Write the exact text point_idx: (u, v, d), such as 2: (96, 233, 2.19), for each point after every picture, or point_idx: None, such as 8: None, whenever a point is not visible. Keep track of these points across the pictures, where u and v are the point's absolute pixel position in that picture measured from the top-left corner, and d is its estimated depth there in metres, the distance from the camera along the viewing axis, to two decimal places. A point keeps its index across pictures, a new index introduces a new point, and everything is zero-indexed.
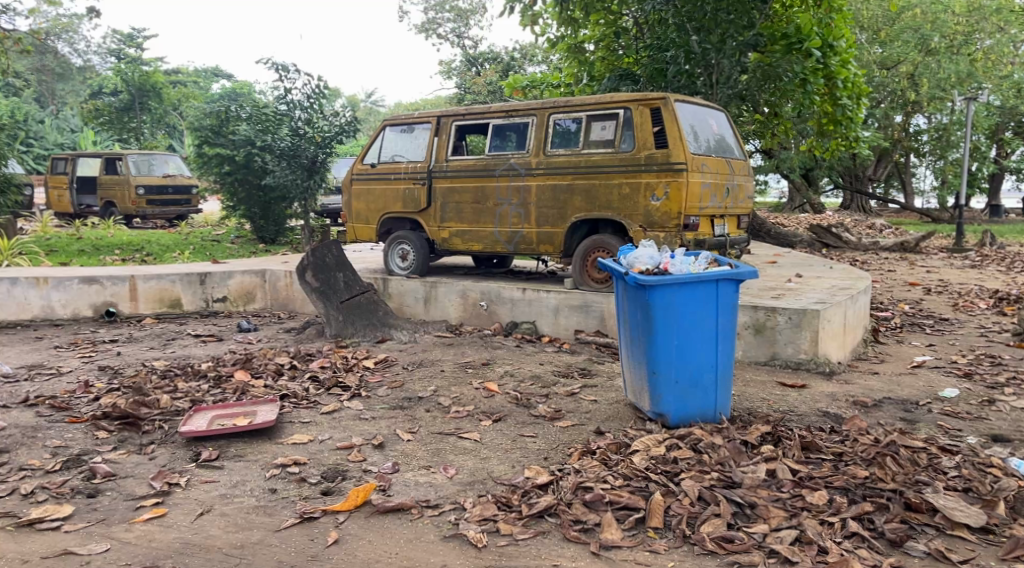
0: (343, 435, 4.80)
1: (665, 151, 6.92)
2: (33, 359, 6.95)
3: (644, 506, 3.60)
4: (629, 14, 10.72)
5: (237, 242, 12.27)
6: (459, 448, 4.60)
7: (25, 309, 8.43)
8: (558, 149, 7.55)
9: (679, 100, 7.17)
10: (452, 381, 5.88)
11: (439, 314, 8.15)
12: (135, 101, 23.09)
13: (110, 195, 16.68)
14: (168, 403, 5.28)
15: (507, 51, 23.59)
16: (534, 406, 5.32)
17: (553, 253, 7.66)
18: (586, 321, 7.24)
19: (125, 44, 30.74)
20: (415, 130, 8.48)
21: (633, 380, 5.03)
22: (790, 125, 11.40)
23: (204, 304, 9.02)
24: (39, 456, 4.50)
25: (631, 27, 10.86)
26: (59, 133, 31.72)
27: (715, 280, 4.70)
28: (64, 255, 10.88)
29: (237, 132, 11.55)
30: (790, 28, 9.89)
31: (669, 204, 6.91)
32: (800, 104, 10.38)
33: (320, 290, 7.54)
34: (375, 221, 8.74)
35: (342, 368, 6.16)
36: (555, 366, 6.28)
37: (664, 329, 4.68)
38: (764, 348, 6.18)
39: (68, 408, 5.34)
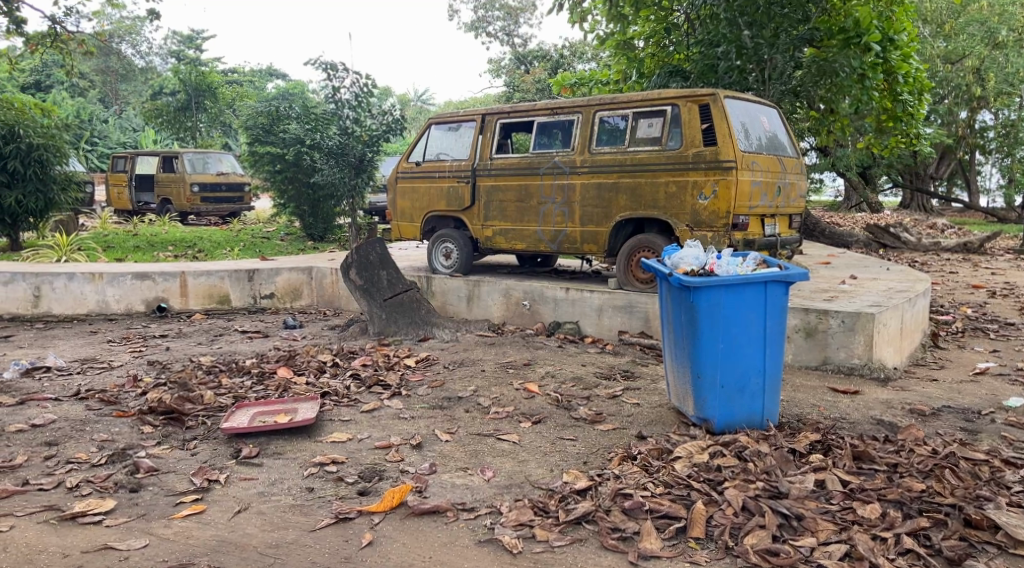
0: (382, 435, 4.78)
1: (714, 149, 6.75)
2: (86, 353, 7.10)
3: (685, 515, 3.49)
4: (679, 10, 10.52)
5: (287, 240, 12.43)
6: (498, 450, 4.54)
7: (82, 304, 8.65)
8: (604, 146, 7.43)
9: (729, 96, 6.98)
10: (493, 381, 5.83)
11: (482, 312, 8.11)
12: (192, 101, 23.63)
13: (166, 193, 17.05)
14: (212, 399, 5.33)
15: (557, 49, 23.49)
16: (575, 409, 5.23)
17: (597, 253, 7.54)
18: (631, 322, 7.12)
19: (185, 46, 31.54)
20: (460, 128, 8.45)
21: (677, 384, 4.90)
22: (847, 122, 11.06)
23: (252, 300, 9.13)
24: (86, 449, 4.57)
25: (681, 23, 10.63)
26: (122, 133, 32.67)
27: (763, 281, 4.55)
28: (120, 251, 11.14)
29: (288, 130, 11.78)
30: (848, 21, 9.46)
31: (717, 203, 6.74)
32: (858, 100, 9.85)
33: (363, 288, 7.55)
34: (419, 219, 8.74)
35: (383, 366, 6.15)
36: (598, 368, 6.18)
37: (709, 332, 4.55)
38: (815, 352, 5.99)
39: (115, 403, 5.42)
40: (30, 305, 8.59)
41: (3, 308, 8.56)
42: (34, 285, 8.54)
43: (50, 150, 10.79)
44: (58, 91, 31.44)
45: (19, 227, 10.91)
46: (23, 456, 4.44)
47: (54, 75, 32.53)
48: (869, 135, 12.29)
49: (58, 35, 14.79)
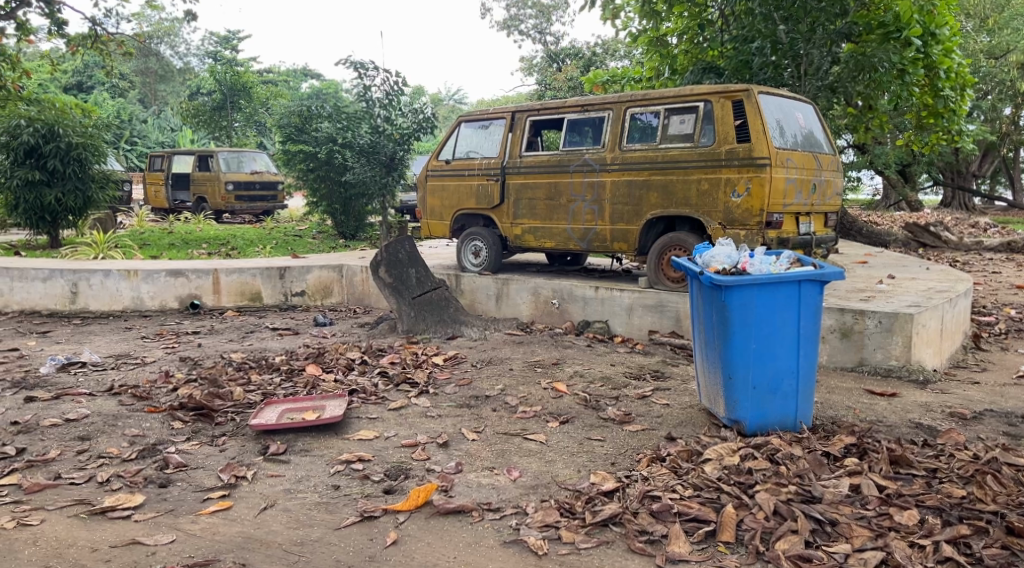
0: (409, 433, 4.76)
1: (747, 146, 6.63)
2: (120, 348, 7.19)
3: (715, 518, 3.41)
4: (714, 6, 10.28)
5: (319, 238, 12.50)
6: (525, 450, 4.49)
7: (117, 300, 8.77)
8: (635, 144, 7.35)
9: (764, 91, 6.86)
10: (521, 380, 5.79)
11: (511, 311, 8.07)
12: (227, 100, 23.94)
13: (201, 191, 17.27)
14: (241, 396, 5.36)
15: (589, 46, 23.39)
16: (604, 409, 5.17)
17: (628, 251, 7.46)
18: (661, 321, 7.03)
19: (221, 47, 31.98)
20: (490, 126, 8.42)
21: (708, 385, 4.82)
22: (885, 119, 10.86)
23: (283, 297, 9.19)
24: (117, 444, 4.61)
25: (716, 19, 10.43)
26: (160, 132, 33.22)
27: (797, 281, 4.45)
28: (155, 249, 11.28)
29: (320, 129, 11.82)
30: (889, 15, 9.21)
31: (750, 201, 6.62)
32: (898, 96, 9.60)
33: (392, 285, 7.55)
34: (449, 217, 8.72)
35: (411, 364, 6.14)
36: (628, 367, 6.11)
37: (740, 332, 4.46)
38: (851, 353, 5.86)
39: (147, 398, 5.47)
40: (68, 301, 8.73)
41: (42, 304, 8.71)
42: (71, 282, 8.68)
43: (88, 149, 10.96)
44: (98, 91, 32.03)
45: (58, 224, 11.11)
46: (57, 450, 4.49)
47: (95, 76, 33.15)
48: (909, 132, 12.06)
49: (98, 37, 15.04)
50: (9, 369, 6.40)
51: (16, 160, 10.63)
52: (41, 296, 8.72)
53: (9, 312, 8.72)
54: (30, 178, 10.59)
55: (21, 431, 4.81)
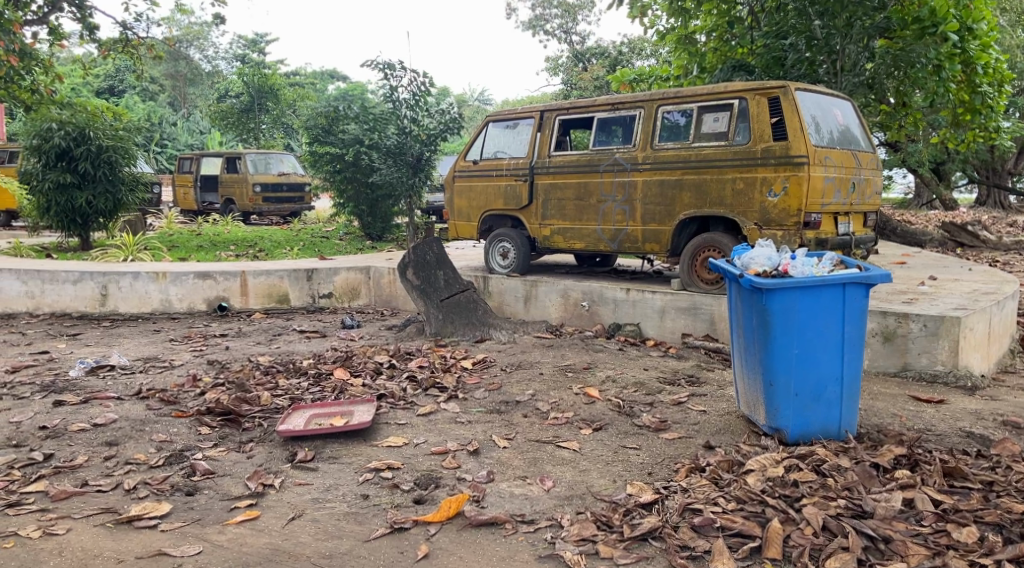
0: (439, 440, 4.65)
1: (784, 144, 6.45)
2: (149, 351, 7.17)
3: (760, 534, 3.26)
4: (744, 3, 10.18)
5: (346, 239, 12.46)
6: (558, 458, 4.36)
7: (146, 302, 8.77)
8: (666, 142, 7.19)
9: (800, 88, 6.67)
10: (552, 385, 5.66)
11: (540, 313, 7.94)
12: (255, 102, 24.09)
13: (229, 193, 17.34)
14: (269, 400, 5.29)
15: (615, 45, 23.19)
16: (638, 415, 5.03)
17: (660, 252, 7.30)
18: (695, 324, 6.87)
19: (249, 49, 32.21)
20: (518, 125, 8.30)
21: (748, 391, 4.67)
22: (920, 116, 10.56)
23: (311, 299, 9.15)
24: (145, 450, 4.55)
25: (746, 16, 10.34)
26: (189, 134, 33.49)
27: (841, 283, 4.28)
28: (184, 251, 11.30)
29: (346, 131, 11.77)
30: (923, 9, 8.74)
31: (788, 201, 6.44)
32: (934, 93, 9.27)
33: (420, 288, 7.47)
34: (476, 218, 8.61)
35: (439, 368, 6.03)
36: (661, 372, 5.95)
37: (782, 338, 4.30)
38: (895, 358, 5.66)
39: (175, 402, 5.42)
40: (97, 303, 8.75)
41: (72, 306, 8.74)
42: (101, 284, 8.70)
43: (118, 152, 11.01)
44: (129, 95, 32.42)
45: (89, 226, 11.17)
46: (84, 456, 4.43)
47: (126, 80, 33.53)
48: (943, 128, 11.82)
49: (128, 41, 15.15)
50: (39, 372, 6.39)
51: (48, 163, 10.70)
52: (71, 298, 8.74)
53: (40, 314, 8.76)
54: (61, 181, 10.66)
55: (49, 436, 4.77)
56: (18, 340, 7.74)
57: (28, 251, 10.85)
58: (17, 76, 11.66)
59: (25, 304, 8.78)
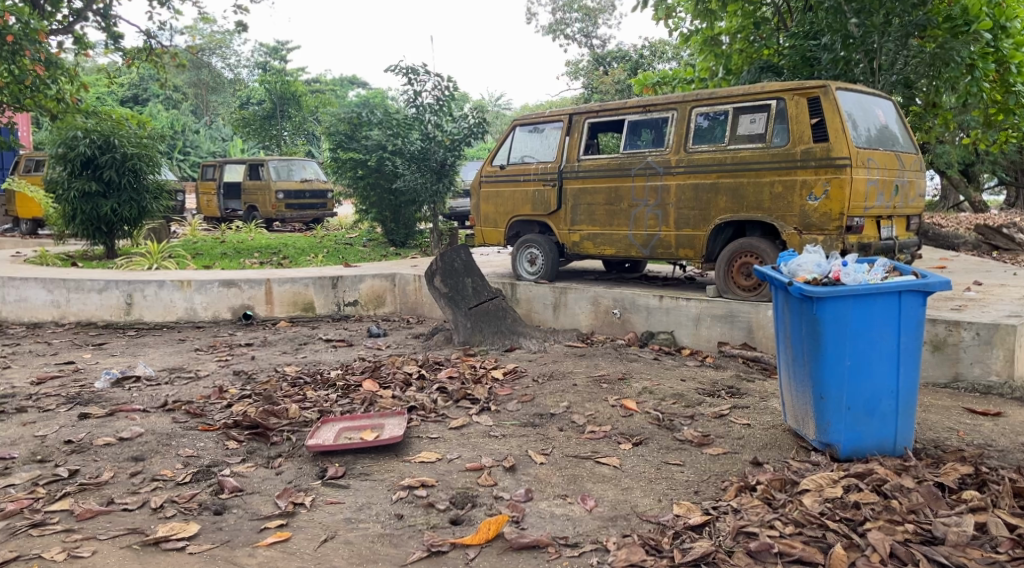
0: (473, 455, 4.49)
1: (825, 145, 6.23)
2: (175, 361, 7.06)
3: (822, 561, 3.07)
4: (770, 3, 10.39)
5: (369, 246, 12.34)
6: (599, 476, 4.18)
7: (171, 311, 8.68)
8: (700, 145, 7.00)
9: (841, 87, 6.45)
10: (586, 397, 5.47)
11: (569, 321, 7.74)
12: (277, 109, 24.15)
13: (253, 200, 17.32)
14: (297, 413, 5.14)
15: (636, 49, 22.94)
16: (679, 430, 4.84)
17: (694, 258, 7.09)
18: (732, 333, 6.66)
19: (271, 57, 32.34)
20: (546, 129, 8.13)
21: (796, 404, 4.47)
22: (950, 117, 10.08)
23: (336, 307, 9.02)
24: (171, 466, 4.42)
25: (772, 17, 10.51)
26: (212, 141, 33.64)
27: (896, 291, 4.07)
28: (208, 258, 11.23)
29: (370, 137, 11.64)
30: (955, 8, 8.61)
31: (829, 204, 6.22)
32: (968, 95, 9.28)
33: (448, 296, 7.31)
34: (504, 224, 8.45)
35: (470, 379, 5.85)
36: (699, 383, 5.75)
37: (833, 348, 4.11)
38: (945, 367, 5.42)
39: (201, 415, 5.30)
40: (123, 313, 8.67)
41: (98, 315, 8.67)
42: (126, 293, 8.63)
43: (143, 160, 10.96)
44: (153, 104, 32.62)
45: (114, 234, 11.14)
46: (110, 472, 4.31)
47: (150, 89, 33.74)
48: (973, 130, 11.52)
49: (152, 49, 15.15)
50: (64, 384, 6.30)
51: (73, 171, 10.68)
52: (96, 307, 8.67)
53: (66, 324, 8.71)
54: (87, 189, 10.62)
55: (74, 451, 4.66)
56: (44, 350, 7.67)
57: (54, 259, 10.82)
58: (44, 85, 11.65)
59: (51, 314, 8.74)
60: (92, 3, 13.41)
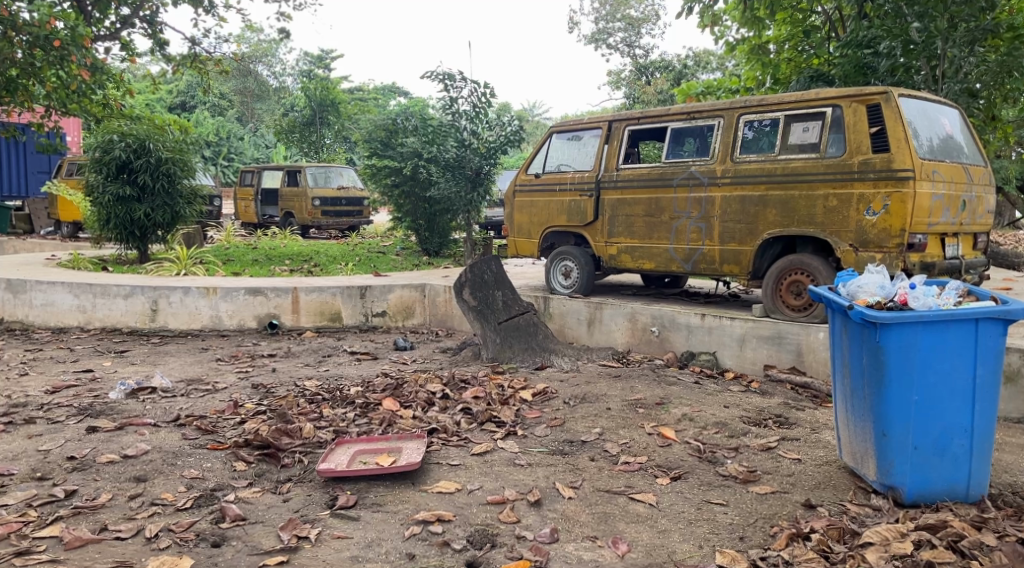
0: (496, 486, 4.13)
1: (886, 156, 5.78)
2: (194, 372, 6.82)
3: None
4: (821, 11, 10.01)
5: (402, 254, 12.07)
6: (633, 514, 3.80)
7: (196, 319, 8.46)
8: (748, 154, 6.59)
9: (904, 94, 5.99)
10: (621, 423, 5.08)
11: (604, 338, 7.34)
12: (317, 116, 24.15)
13: (289, 206, 17.21)
14: (311, 433, 4.83)
15: (679, 59, 22.48)
16: (722, 463, 4.45)
17: (739, 275, 6.67)
18: (780, 355, 6.25)
19: (316, 66, 32.55)
20: (584, 137, 7.78)
21: (853, 441, 4.05)
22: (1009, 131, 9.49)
23: (364, 318, 8.73)
24: (173, 488, 4.14)
25: (822, 24, 10.11)
26: (256, 148, 33.82)
27: (973, 318, 3.64)
28: (239, 265, 11.05)
29: (405, 143, 11.38)
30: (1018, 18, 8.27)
31: (889, 220, 5.77)
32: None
33: (477, 309, 6.92)
34: (537, 235, 8.09)
35: (496, 400, 5.49)
36: (744, 411, 5.33)
37: (899, 381, 3.69)
38: (1019, 402, 4.94)
39: (212, 432, 5.02)
40: (148, 319, 8.47)
41: (123, 321, 8.49)
42: (152, 299, 8.43)
43: (177, 164, 10.82)
44: (199, 110, 32.99)
45: (147, 239, 11.01)
46: (108, 494, 4.04)
47: (197, 96, 34.09)
48: None
49: (197, 56, 15.06)
50: (78, 394, 6.07)
51: (108, 175, 10.57)
52: (122, 313, 8.50)
53: (91, 329, 8.55)
54: (121, 193, 10.52)
55: (75, 468, 4.40)
56: (65, 356, 7.49)
57: (86, 263, 10.72)
58: (90, 91, 11.57)
59: (77, 319, 8.59)
60: (138, 9, 13.40)
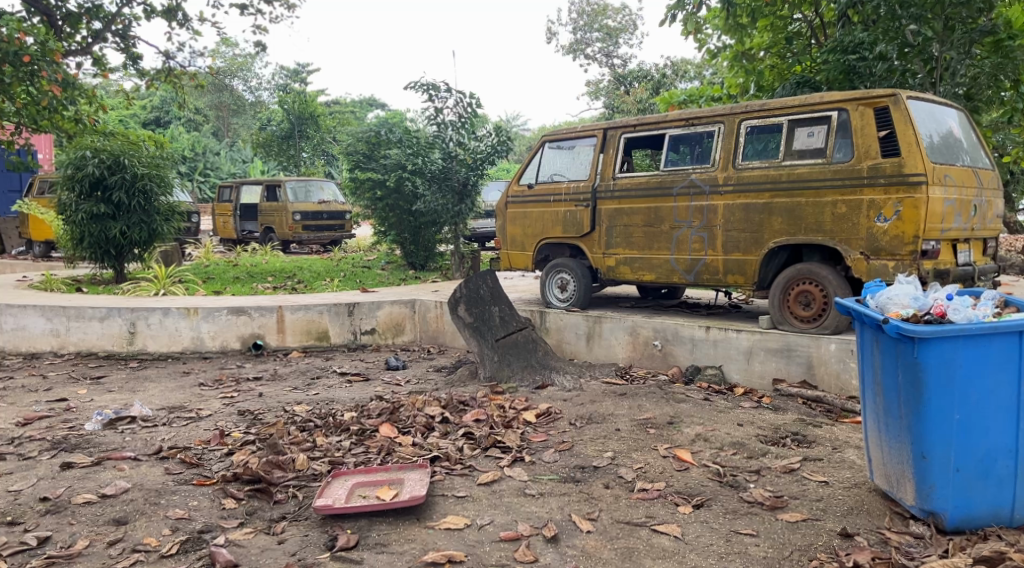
0: (507, 520, 3.87)
1: (896, 161, 5.58)
2: (176, 398, 6.47)
3: None
4: (802, 18, 9.84)
5: (388, 269, 11.76)
6: (657, 550, 3.58)
7: (176, 341, 8.09)
8: (751, 160, 6.37)
9: (912, 96, 5.80)
10: (633, 445, 4.82)
11: (604, 353, 7.07)
12: (295, 129, 23.76)
13: (269, 221, 16.83)
14: (304, 464, 4.52)
15: (658, 68, 22.37)
16: (745, 488, 4.19)
17: (744, 285, 6.43)
18: (789, 369, 6.02)
19: (293, 80, 32.18)
20: (577, 146, 7.54)
21: (887, 463, 3.81)
22: (992, 134, 9.41)
23: (352, 336, 8.41)
24: (157, 532, 3.83)
25: (804, 31, 9.96)
26: (233, 163, 33.25)
27: (1017, 331, 3.41)
28: (220, 283, 10.68)
29: (389, 155, 10.99)
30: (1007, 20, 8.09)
31: (901, 226, 5.56)
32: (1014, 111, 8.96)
33: (474, 325, 6.65)
34: (531, 247, 7.81)
35: (498, 423, 5.20)
36: (760, 429, 5.09)
37: (939, 400, 3.46)
38: None
39: (198, 466, 4.69)
40: (125, 342, 8.09)
41: (99, 345, 8.10)
42: (129, 321, 8.04)
43: (154, 180, 10.45)
44: (174, 125, 32.49)
45: (124, 258, 10.62)
46: (85, 541, 3.75)
47: (171, 111, 33.54)
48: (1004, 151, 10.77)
49: (171, 70, 14.65)
50: (51, 426, 5.70)
51: (82, 193, 10.18)
52: (98, 337, 8.11)
53: (65, 354, 8.15)
54: (95, 211, 10.12)
55: (49, 511, 4.08)
56: (38, 384, 7.09)
57: (59, 284, 10.31)
58: (62, 107, 11.15)
59: (50, 344, 8.19)
60: (111, 23, 13.02)
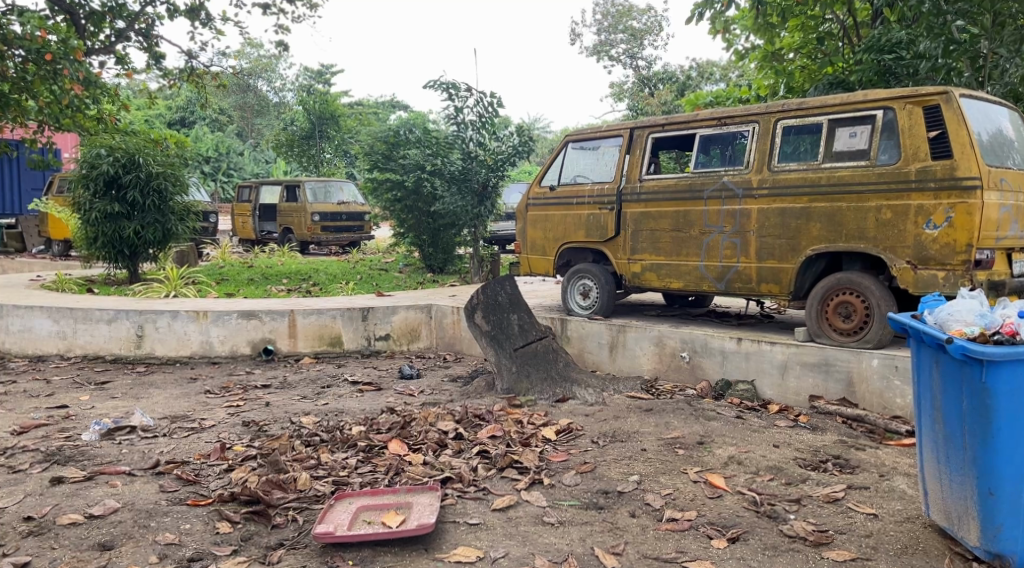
0: (524, 553, 3.54)
1: (948, 163, 5.19)
2: (180, 407, 6.19)
3: None
4: (835, 17, 9.44)
5: (406, 272, 11.47)
6: None
7: (185, 345, 7.82)
8: (788, 162, 5.99)
9: (965, 93, 5.40)
10: (661, 468, 4.46)
11: (628, 365, 6.71)
12: (316, 129, 23.58)
13: (288, 222, 16.61)
14: (307, 484, 4.20)
15: (683, 70, 21.96)
16: (785, 520, 3.82)
17: (779, 295, 6.04)
18: (827, 385, 5.64)
19: (317, 81, 32.10)
20: (601, 146, 7.19)
21: (944, 498, 3.44)
22: None
23: (366, 342, 8.11)
24: (143, 559, 3.53)
25: (837, 31, 9.56)
26: (255, 163, 33.10)
27: None
28: (233, 285, 10.44)
29: (408, 156, 10.71)
30: None
31: (953, 234, 5.16)
32: None
33: (490, 334, 6.32)
34: (552, 252, 7.47)
35: (516, 441, 4.87)
36: (798, 451, 4.71)
37: (1011, 429, 3.11)
38: None
39: (195, 483, 4.39)
40: (132, 346, 7.83)
41: (105, 348, 7.85)
42: (137, 324, 7.78)
43: (169, 180, 10.21)
44: (197, 125, 32.51)
45: (137, 258, 10.38)
46: None
47: (195, 111, 33.52)
48: None
49: (193, 69, 14.42)
50: (48, 435, 5.44)
51: (96, 192, 9.95)
52: (105, 340, 7.85)
53: (71, 357, 7.91)
54: (109, 211, 9.89)
55: (31, 533, 3.80)
56: (40, 389, 6.85)
57: (71, 284, 10.10)
58: (83, 105, 10.96)
59: (57, 346, 7.95)
60: (133, 22, 12.84)
